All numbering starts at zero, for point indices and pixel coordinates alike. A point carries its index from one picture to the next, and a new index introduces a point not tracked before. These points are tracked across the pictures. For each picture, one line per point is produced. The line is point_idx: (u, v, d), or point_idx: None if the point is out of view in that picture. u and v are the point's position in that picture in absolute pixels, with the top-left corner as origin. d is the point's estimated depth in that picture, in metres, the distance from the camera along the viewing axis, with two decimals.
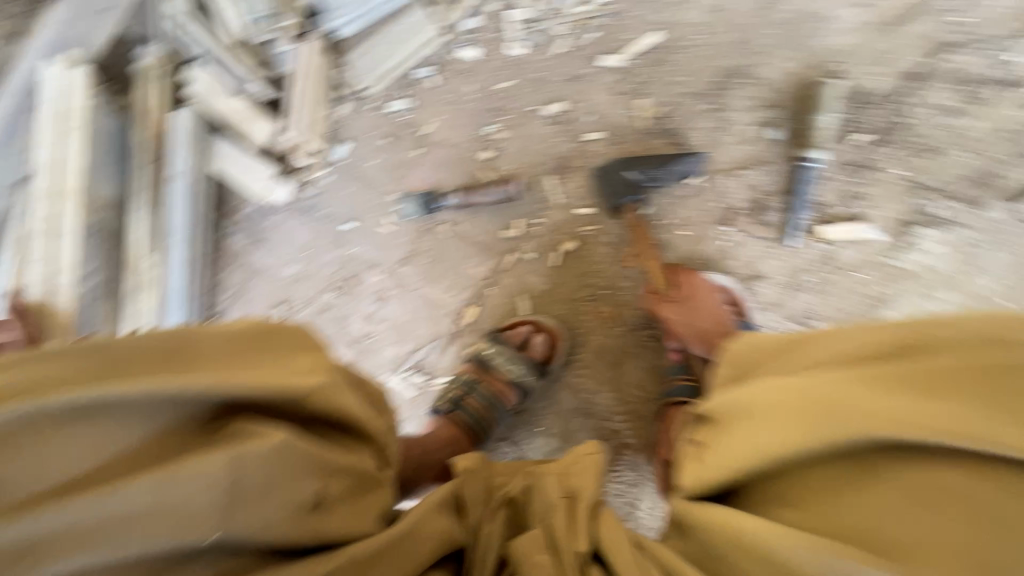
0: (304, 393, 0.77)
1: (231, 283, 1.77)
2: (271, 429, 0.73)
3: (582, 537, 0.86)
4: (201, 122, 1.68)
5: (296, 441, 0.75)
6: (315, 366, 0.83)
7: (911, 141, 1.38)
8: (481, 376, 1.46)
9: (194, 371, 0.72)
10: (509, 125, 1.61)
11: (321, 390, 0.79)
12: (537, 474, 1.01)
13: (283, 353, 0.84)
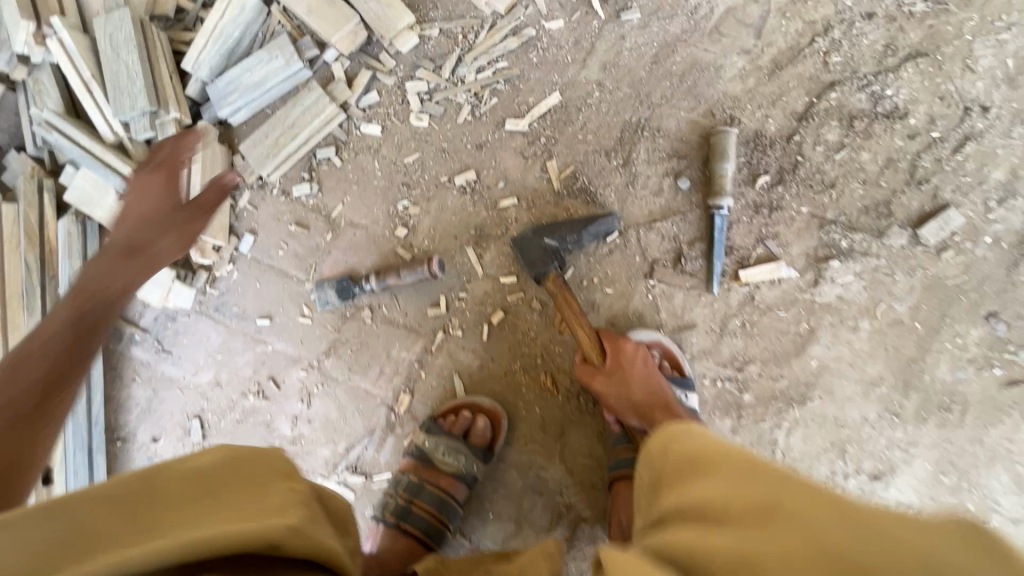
0: (279, 538, 0.65)
1: (138, 400, 1.62)
2: None
3: None
4: (90, 228, 1.62)
5: None
6: (288, 503, 0.72)
7: (810, 178, 1.41)
8: (423, 476, 1.38)
9: (144, 539, 0.60)
10: (422, 199, 1.59)
11: (298, 529, 0.68)
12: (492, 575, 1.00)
13: (256, 491, 0.72)
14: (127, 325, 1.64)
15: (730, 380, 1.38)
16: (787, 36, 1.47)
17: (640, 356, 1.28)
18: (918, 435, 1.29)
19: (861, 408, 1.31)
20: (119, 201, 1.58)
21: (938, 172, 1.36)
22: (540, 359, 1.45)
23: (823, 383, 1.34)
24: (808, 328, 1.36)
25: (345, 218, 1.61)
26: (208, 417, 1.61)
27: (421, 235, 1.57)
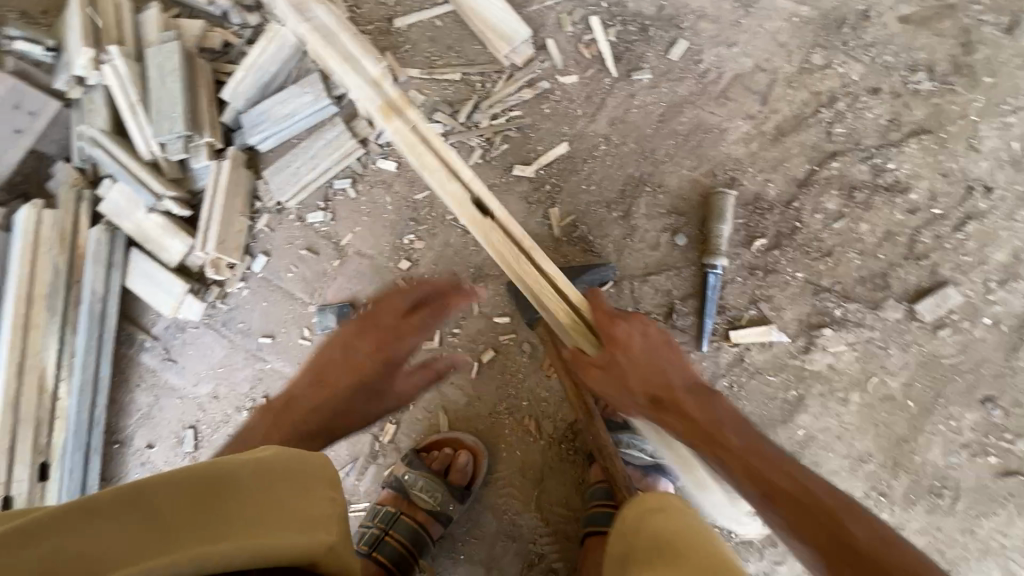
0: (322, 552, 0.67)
1: (142, 406, 1.71)
2: None
3: None
4: (116, 236, 1.72)
5: None
6: (325, 516, 0.73)
7: (807, 244, 1.42)
8: (401, 508, 1.37)
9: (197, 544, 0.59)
10: (426, 235, 1.64)
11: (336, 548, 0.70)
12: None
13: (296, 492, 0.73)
14: (139, 332, 1.74)
15: None
16: (792, 104, 1.51)
17: (629, 340, 1.09)
18: (906, 519, 1.27)
19: (846, 484, 1.29)
20: (146, 216, 1.69)
21: (938, 249, 1.36)
22: (525, 402, 1.46)
23: (809, 454, 1.32)
24: (796, 396, 1.34)
25: (353, 247, 1.68)
26: (201, 429, 1.68)
27: (423, 268, 1.62)
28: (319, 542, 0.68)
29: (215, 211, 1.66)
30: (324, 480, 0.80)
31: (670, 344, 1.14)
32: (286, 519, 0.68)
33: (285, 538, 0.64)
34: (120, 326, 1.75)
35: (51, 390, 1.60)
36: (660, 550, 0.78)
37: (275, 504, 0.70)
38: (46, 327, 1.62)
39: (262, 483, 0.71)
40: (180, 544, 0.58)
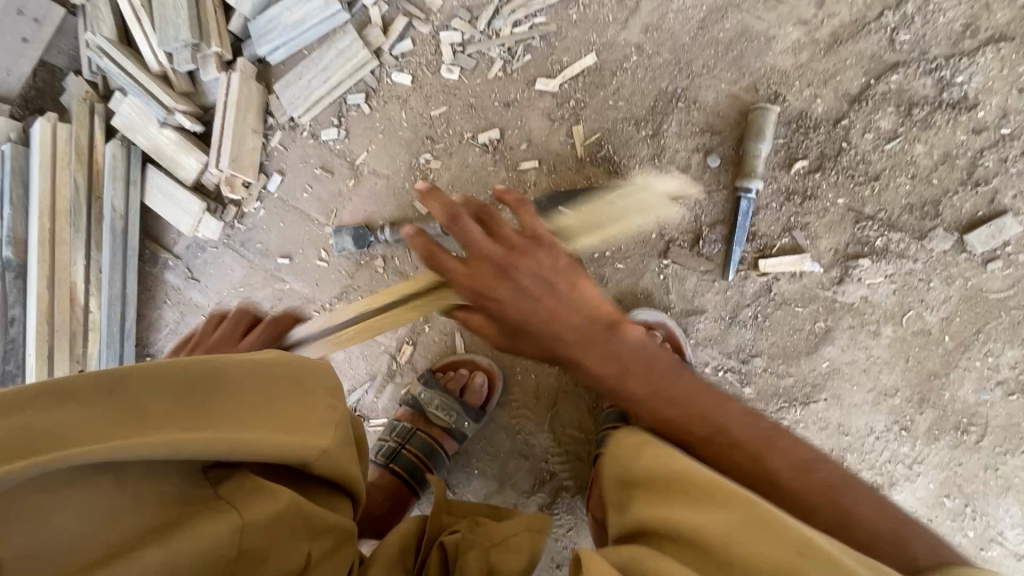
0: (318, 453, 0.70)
1: (169, 321, 1.75)
2: (276, 489, 0.67)
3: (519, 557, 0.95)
4: (132, 153, 1.70)
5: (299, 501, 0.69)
6: (328, 421, 0.75)
7: (853, 168, 1.31)
8: (418, 424, 1.41)
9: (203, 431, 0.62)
10: (442, 155, 1.57)
11: (332, 453, 0.73)
12: (473, 535, 0.99)
13: (305, 394, 0.75)
14: (162, 251, 1.76)
15: (732, 371, 1.33)
16: (853, 7, 1.33)
17: (512, 315, 0.86)
18: (926, 454, 1.24)
19: (868, 417, 1.26)
20: (160, 131, 1.65)
21: (1000, 174, 1.24)
22: None
23: (831, 387, 1.28)
24: (824, 328, 1.29)
25: (368, 166, 1.63)
26: None
27: None
28: (314, 445, 0.70)
29: (227, 126, 1.61)
30: (328, 388, 0.79)
31: (555, 293, 0.85)
32: (278, 419, 0.70)
33: (277, 436, 0.67)
34: (143, 245, 1.77)
35: (81, 303, 1.63)
36: (678, 489, 0.70)
37: (270, 404, 0.71)
38: (71, 242, 1.62)
39: (257, 386, 0.71)
40: (172, 428, 0.60)
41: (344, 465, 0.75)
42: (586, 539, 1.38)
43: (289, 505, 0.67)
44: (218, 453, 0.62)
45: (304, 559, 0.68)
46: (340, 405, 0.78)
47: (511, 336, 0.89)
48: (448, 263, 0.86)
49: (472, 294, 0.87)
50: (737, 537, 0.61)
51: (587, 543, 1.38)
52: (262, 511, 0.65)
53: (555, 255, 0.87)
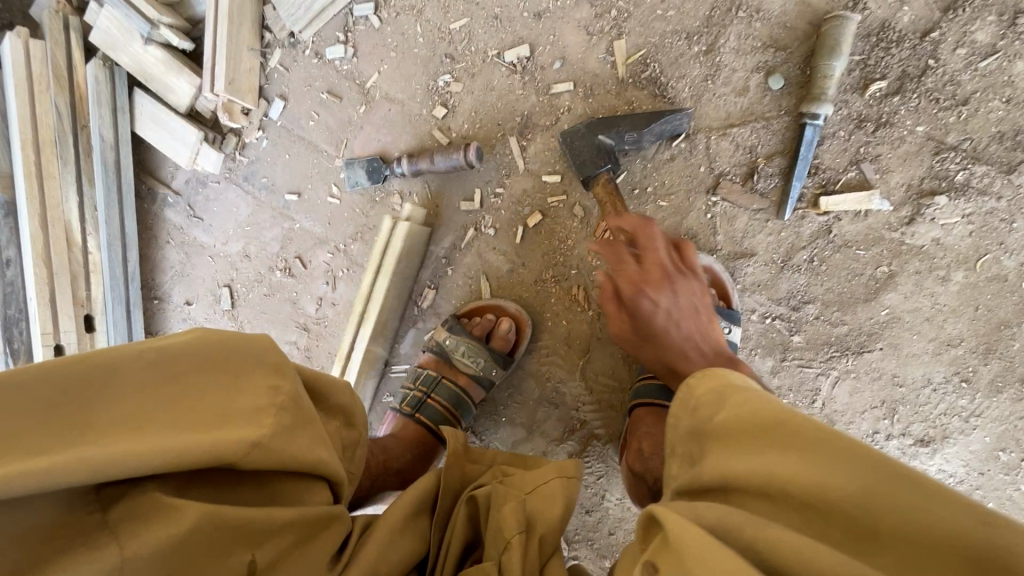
0: (247, 448, 0.64)
1: (174, 263, 1.65)
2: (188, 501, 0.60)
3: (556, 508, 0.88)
4: (118, 76, 1.53)
5: (223, 509, 0.62)
6: (263, 406, 0.68)
7: (939, 90, 1.14)
8: (442, 372, 1.33)
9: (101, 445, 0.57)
10: (464, 76, 1.39)
11: (268, 442, 0.66)
12: (504, 485, 0.92)
13: (234, 378, 0.69)
14: (160, 187, 1.63)
15: (781, 319, 1.24)
16: None
17: (656, 315, 1.06)
18: (985, 406, 1.17)
19: (925, 368, 1.18)
20: (144, 49, 1.47)
21: None
22: (574, 271, 1.34)
23: (888, 336, 1.19)
24: (886, 273, 1.18)
25: (380, 90, 1.46)
26: (237, 287, 1.61)
27: (460, 117, 1.40)
28: (239, 441, 0.63)
29: (219, 43, 1.42)
30: (267, 367, 0.72)
31: (697, 318, 1.07)
32: (199, 417, 0.64)
33: (189, 440, 0.61)
34: (139, 180, 1.64)
35: (79, 244, 1.52)
36: (752, 429, 0.62)
37: (192, 398, 0.65)
38: (60, 176, 1.48)
39: (176, 377, 0.65)
40: (64, 448, 0.56)
41: (293, 452, 0.70)
42: (618, 486, 1.35)
43: (203, 522, 0.60)
44: (120, 471, 0.56)
45: (251, 565, 0.64)
46: (285, 385, 0.72)
47: (647, 337, 1.08)
48: (630, 267, 1.09)
49: (632, 290, 1.08)
50: (859, 491, 0.52)
51: (619, 490, 1.35)
52: (166, 537, 0.58)
53: (704, 292, 1.11)
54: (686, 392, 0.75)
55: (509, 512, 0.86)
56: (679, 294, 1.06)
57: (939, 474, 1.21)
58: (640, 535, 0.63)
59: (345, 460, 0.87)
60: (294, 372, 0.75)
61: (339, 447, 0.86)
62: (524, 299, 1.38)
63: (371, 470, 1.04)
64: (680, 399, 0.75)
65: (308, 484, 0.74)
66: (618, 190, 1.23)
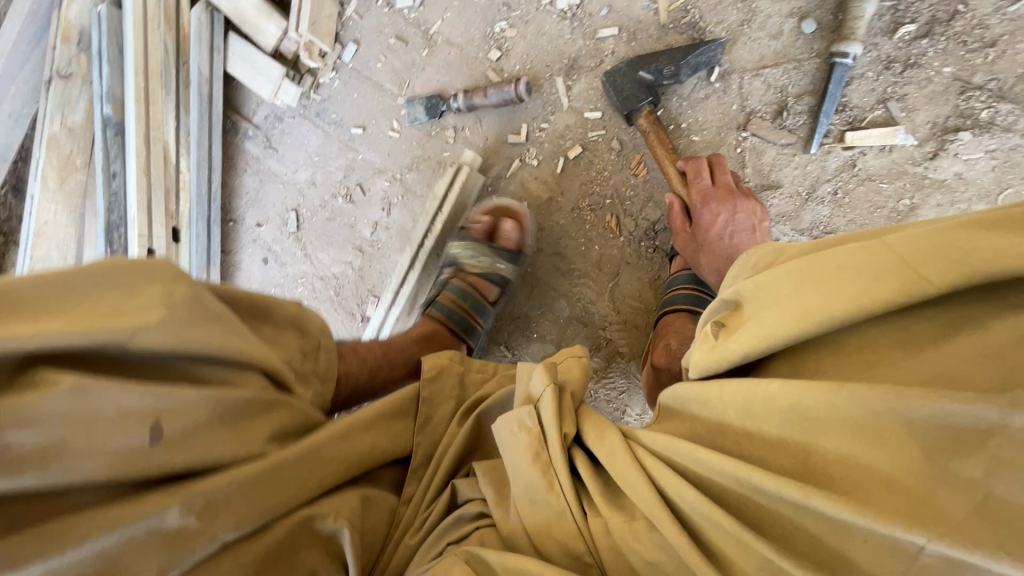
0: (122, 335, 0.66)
1: (251, 188, 1.86)
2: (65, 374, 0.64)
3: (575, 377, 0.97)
4: (217, 20, 1.76)
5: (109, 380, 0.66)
6: (144, 309, 0.69)
7: (964, 33, 1.21)
8: (452, 274, 1.46)
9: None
10: (519, 22, 1.54)
11: (146, 332, 0.68)
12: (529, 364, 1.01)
13: (122, 291, 0.70)
14: (243, 121, 1.85)
15: None
16: None
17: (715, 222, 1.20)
18: None
19: None
20: None
21: None
22: (608, 200, 1.46)
23: None
24: (908, 206, 1.24)
25: (442, 35, 1.62)
26: (303, 212, 1.79)
27: (513, 59, 1.54)
28: (115, 330, 0.66)
29: None
30: (161, 277, 0.73)
31: (752, 234, 1.19)
32: (82, 312, 0.67)
33: (70, 327, 0.64)
34: (226, 115, 1.86)
35: (173, 163, 1.73)
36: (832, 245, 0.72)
37: (80, 298, 0.68)
38: (163, 103, 1.70)
39: (65, 280, 0.68)
40: None
41: (192, 341, 0.72)
42: (638, 402, 1.44)
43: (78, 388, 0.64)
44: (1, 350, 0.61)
45: (155, 430, 0.69)
46: (179, 291, 0.73)
47: (705, 244, 1.21)
48: (703, 183, 1.23)
49: (698, 200, 1.22)
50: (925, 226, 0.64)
51: (638, 406, 1.44)
52: (47, 405, 0.62)
53: (765, 219, 1.22)
54: (747, 257, 0.83)
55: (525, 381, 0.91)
56: (739, 212, 1.20)
57: None
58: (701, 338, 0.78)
59: (307, 361, 0.96)
60: (191, 282, 0.75)
61: (297, 352, 0.94)
62: (562, 226, 1.50)
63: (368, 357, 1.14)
64: (742, 261, 0.83)
65: (236, 372, 0.79)
66: (660, 123, 1.37)
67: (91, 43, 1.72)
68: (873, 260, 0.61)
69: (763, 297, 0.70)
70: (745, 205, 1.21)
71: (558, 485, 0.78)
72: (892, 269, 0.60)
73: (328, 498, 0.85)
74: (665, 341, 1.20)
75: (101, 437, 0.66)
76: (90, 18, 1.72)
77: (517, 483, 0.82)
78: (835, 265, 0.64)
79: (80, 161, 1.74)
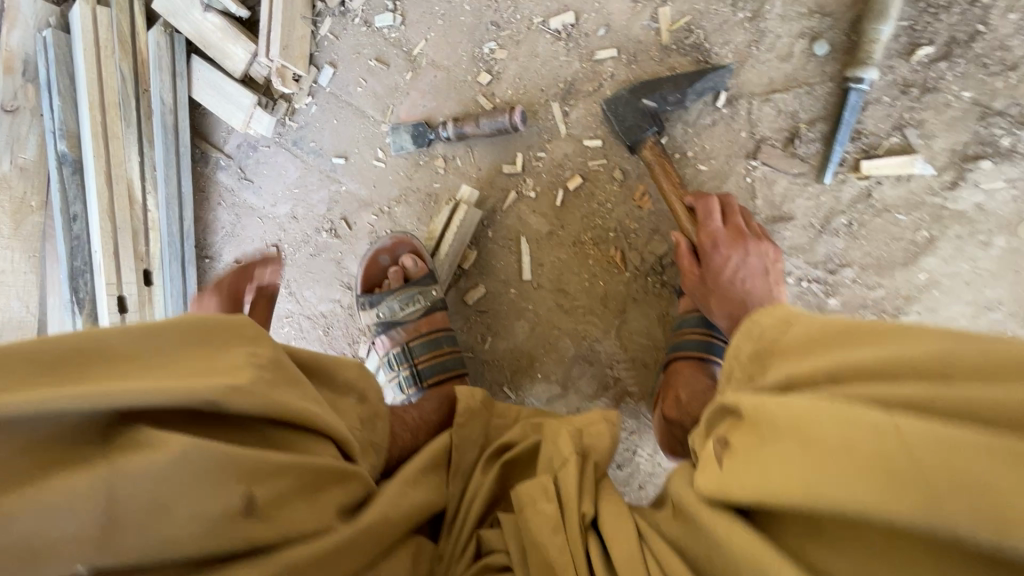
0: (219, 391, 0.65)
1: (225, 223, 1.73)
2: (166, 437, 0.62)
3: (604, 437, 0.94)
4: (179, 44, 1.61)
5: (208, 444, 0.64)
6: (237, 366, 0.69)
7: (983, 56, 1.15)
8: (409, 337, 1.35)
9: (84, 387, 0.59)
10: (509, 43, 1.43)
11: (242, 390, 0.67)
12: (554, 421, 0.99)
13: (214, 351, 0.70)
14: (214, 150, 1.71)
15: (817, 282, 1.25)
16: None
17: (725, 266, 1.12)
18: None
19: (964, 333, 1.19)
20: (204, 16, 1.55)
21: None
22: (612, 233, 1.38)
23: (926, 300, 1.19)
24: (926, 237, 1.19)
25: (427, 57, 1.51)
26: (284, 247, 1.68)
27: (506, 82, 1.44)
28: (212, 387, 0.65)
29: (277, 11, 1.50)
30: (245, 338, 0.74)
31: (765, 278, 1.12)
32: (179, 372, 0.66)
33: (173, 385, 0.63)
34: (194, 144, 1.73)
35: (140, 202, 1.60)
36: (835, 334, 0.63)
37: (173, 360, 0.67)
38: (124, 136, 1.57)
39: (154, 345, 0.67)
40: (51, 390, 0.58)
41: (278, 401, 0.71)
42: (650, 442, 1.37)
43: (187, 450, 0.62)
44: (103, 405, 0.59)
45: (248, 500, 0.66)
46: (262, 352, 0.74)
47: (716, 288, 1.12)
48: (714, 224, 1.16)
49: (708, 243, 1.15)
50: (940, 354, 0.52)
51: (651, 446, 1.37)
52: (149, 464, 0.59)
53: (776, 262, 1.15)
54: (755, 322, 0.76)
55: (563, 443, 0.91)
56: (751, 254, 1.12)
57: None
58: (708, 424, 0.73)
59: (361, 430, 0.90)
60: (271, 343, 0.77)
61: (355, 421, 0.90)
62: (564, 261, 1.41)
63: (410, 422, 1.02)
64: (748, 327, 0.77)
65: (309, 440, 0.77)
66: (665, 153, 1.27)
67: (39, 72, 1.57)
68: (866, 432, 0.50)
69: (761, 427, 0.59)
70: (757, 247, 1.14)
71: (572, 565, 0.77)
72: (882, 450, 0.49)
73: (388, 558, 0.81)
74: (676, 391, 1.14)
75: (194, 501, 0.62)
76: (36, 45, 1.57)
77: (534, 558, 0.80)
78: (833, 420, 0.53)
79: (35, 202, 1.59)
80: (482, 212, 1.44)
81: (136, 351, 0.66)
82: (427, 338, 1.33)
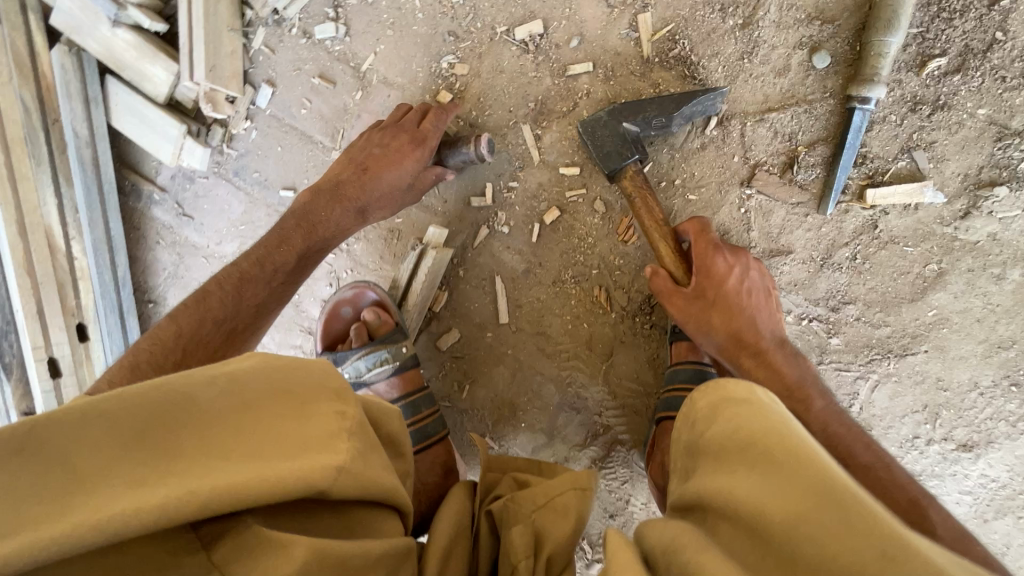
0: (328, 479, 0.56)
1: (166, 264, 1.55)
2: (287, 538, 0.54)
3: (568, 522, 0.85)
4: (89, 63, 1.39)
5: (322, 546, 0.56)
6: (331, 430, 0.60)
7: (1002, 67, 1.02)
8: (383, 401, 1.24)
9: (180, 476, 0.51)
10: (471, 56, 1.26)
11: (346, 469, 0.58)
12: (518, 496, 0.90)
13: (303, 406, 0.61)
14: (145, 183, 1.51)
15: (819, 321, 1.15)
16: None
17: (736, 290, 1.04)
18: None
19: (973, 371, 1.11)
20: (113, 32, 1.32)
21: None
22: (595, 271, 1.25)
23: (934, 338, 1.11)
24: (936, 271, 1.09)
25: (377, 73, 1.33)
26: None
27: (469, 102, 1.27)
28: (317, 471, 0.55)
29: (196, 25, 1.27)
30: (328, 392, 0.63)
31: (768, 299, 1.06)
32: (274, 447, 0.56)
33: (275, 471, 0.54)
34: (121, 175, 1.52)
35: (63, 250, 1.40)
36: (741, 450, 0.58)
37: (265, 428, 0.57)
38: (36, 177, 1.35)
39: (248, 404, 0.58)
40: (149, 484, 0.50)
41: (369, 478, 0.61)
42: (643, 490, 1.30)
43: (309, 557, 0.54)
44: (208, 504, 0.50)
45: None
46: (350, 409, 0.63)
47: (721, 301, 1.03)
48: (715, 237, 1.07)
49: (711, 250, 1.05)
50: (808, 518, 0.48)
51: (645, 495, 1.30)
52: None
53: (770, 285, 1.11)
54: (690, 404, 0.70)
55: (520, 539, 0.82)
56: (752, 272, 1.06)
57: (982, 481, 1.14)
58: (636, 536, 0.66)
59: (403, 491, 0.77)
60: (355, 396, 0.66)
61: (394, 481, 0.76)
62: (543, 302, 1.29)
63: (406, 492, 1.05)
64: (686, 410, 0.70)
65: (373, 516, 0.65)
66: (646, 183, 1.10)
67: None
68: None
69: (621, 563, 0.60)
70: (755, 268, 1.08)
71: None
72: None
73: None
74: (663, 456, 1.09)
75: None
76: None
77: None
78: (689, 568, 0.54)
79: None
80: (452, 251, 1.30)
81: (231, 404, 0.57)
82: (406, 401, 1.23)
